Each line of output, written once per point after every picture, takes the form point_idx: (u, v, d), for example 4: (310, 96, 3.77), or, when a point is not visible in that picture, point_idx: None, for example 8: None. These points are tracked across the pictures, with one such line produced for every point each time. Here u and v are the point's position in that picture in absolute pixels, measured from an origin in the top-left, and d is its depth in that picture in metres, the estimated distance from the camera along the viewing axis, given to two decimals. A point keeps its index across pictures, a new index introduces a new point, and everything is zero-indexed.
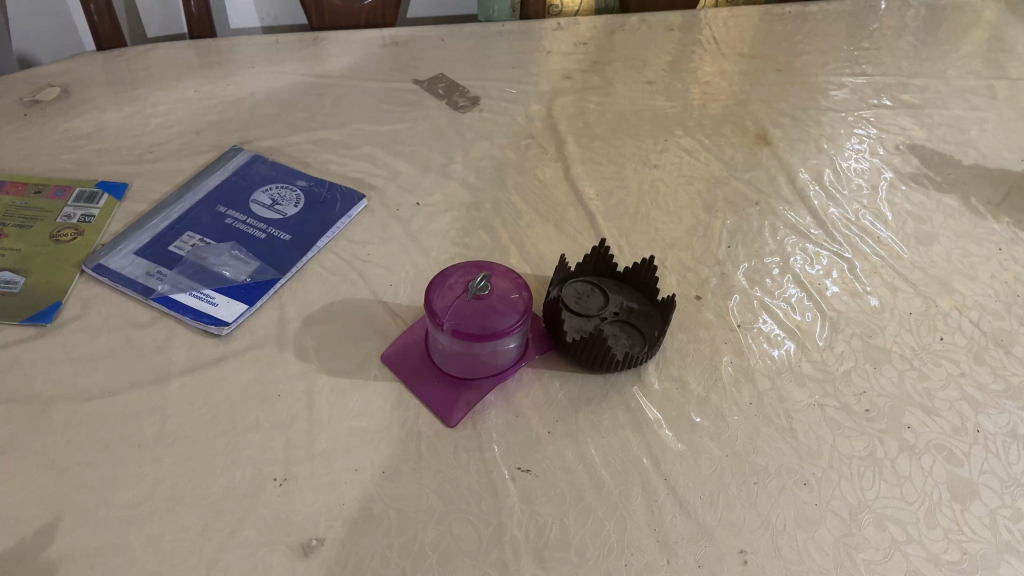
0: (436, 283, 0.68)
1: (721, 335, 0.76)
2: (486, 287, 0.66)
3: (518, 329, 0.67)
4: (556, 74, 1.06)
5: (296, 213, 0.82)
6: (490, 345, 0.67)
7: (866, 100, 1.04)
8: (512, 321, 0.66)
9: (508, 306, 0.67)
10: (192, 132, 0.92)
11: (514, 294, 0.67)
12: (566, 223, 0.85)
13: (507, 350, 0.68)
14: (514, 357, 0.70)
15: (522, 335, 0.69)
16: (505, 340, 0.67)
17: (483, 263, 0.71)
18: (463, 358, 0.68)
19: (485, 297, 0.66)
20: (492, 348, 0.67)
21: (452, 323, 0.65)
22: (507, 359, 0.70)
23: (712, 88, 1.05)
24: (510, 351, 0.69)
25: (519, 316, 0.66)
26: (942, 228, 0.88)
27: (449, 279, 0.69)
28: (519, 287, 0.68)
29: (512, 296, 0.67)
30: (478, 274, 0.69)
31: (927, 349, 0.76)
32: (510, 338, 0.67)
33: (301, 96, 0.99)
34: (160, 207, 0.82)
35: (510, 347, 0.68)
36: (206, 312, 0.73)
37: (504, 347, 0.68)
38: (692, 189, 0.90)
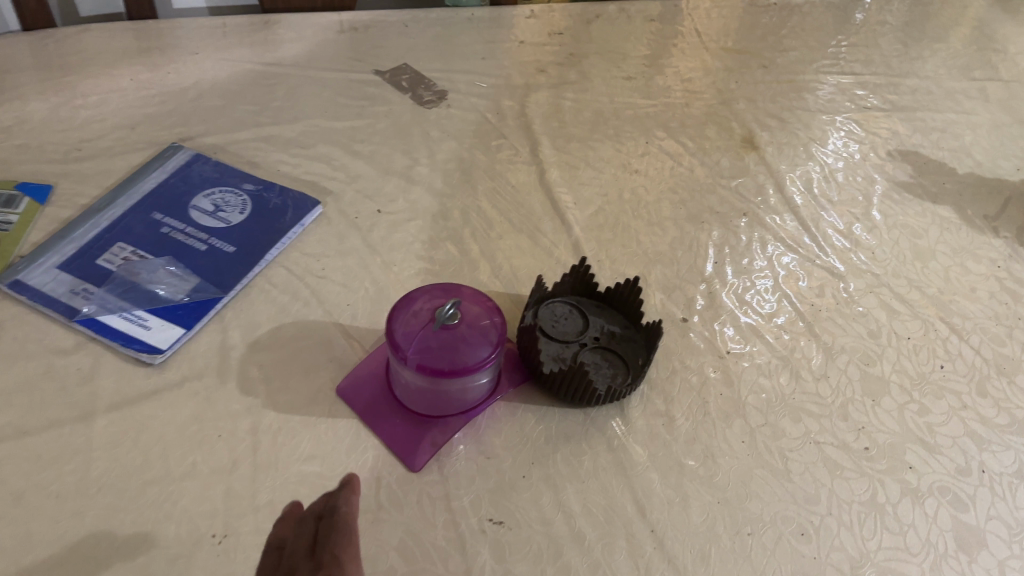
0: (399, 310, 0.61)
1: (710, 364, 0.69)
2: (455, 315, 0.59)
3: (492, 362, 0.60)
4: (529, 67, 0.98)
5: (242, 221, 0.74)
6: (460, 381, 0.60)
7: (857, 101, 0.99)
8: (484, 352, 0.59)
9: (479, 336, 0.59)
10: (127, 126, 0.83)
11: (486, 321, 0.60)
12: (541, 235, 0.78)
13: (478, 384, 0.61)
14: (486, 390, 0.63)
15: (495, 367, 0.62)
16: (478, 375, 0.60)
17: (453, 286, 0.63)
18: (430, 396, 0.61)
19: (454, 326, 0.59)
20: (461, 384, 0.60)
21: (419, 357, 0.58)
22: (478, 393, 0.63)
23: (695, 85, 0.99)
24: (481, 386, 0.62)
25: (492, 347, 0.59)
26: (939, 242, 0.83)
27: (412, 303, 0.61)
28: (491, 313, 0.61)
29: (484, 323, 0.60)
30: (445, 298, 0.61)
31: (927, 379, 0.71)
32: (483, 372, 0.60)
33: (250, 86, 0.90)
34: (89, 214, 0.73)
35: (481, 381, 0.62)
36: (138, 337, 0.65)
37: (475, 382, 0.61)
38: (675, 198, 0.84)
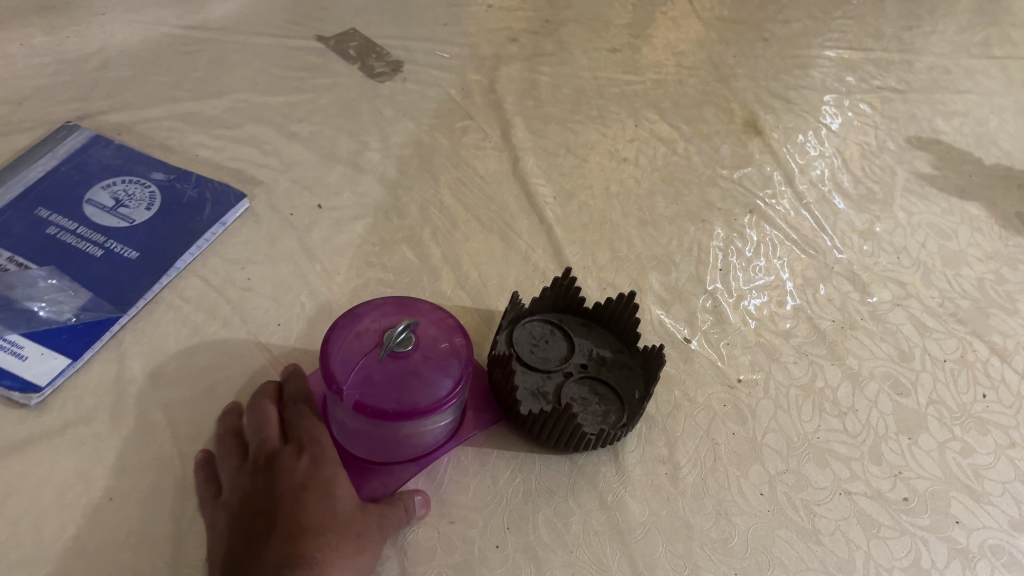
0: (336, 330, 0.47)
1: (718, 396, 0.59)
2: (409, 339, 0.45)
3: (452, 401, 0.46)
4: (498, 35, 0.85)
5: (148, 219, 0.60)
6: (411, 424, 0.46)
7: (868, 81, 0.88)
8: (443, 389, 0.45)
9: (437, 367, 0.46)
10: (12, 100, 0.68)
11: (446, 346, 0.47)
12: (515, 235, 0.66)
13: (433, 425, 0.48)
14: (442, 431, 0.50)
15: (455, 405, 0.48)
16: (433, 417, 0.46)
17: (406, 300, 0.50)
18: (373, 439, 0.47)
19: (406, 354, 0.45)
20: (413, 428, 0.46)
21: (358, 392, 0.44)
22: (433, 436, 0.49)
23: (688, 58, 0.87)
24: (438, 427, 0.49)
25: (454, 382, 0.46)
26: (970, 245, 0.72)
27: (355, 320, 0.47)
28: (451, 336, 0.48)
29: (444, 349, 0.47)
30: (397, 316, 0.48)
31: (969, 412, 0.60)
32: (439, 414, 0.46)
33: (167, 54, 0.76)
34: None
35: (437, 422, 0.48)
36: (8, 369, 0.50)
37: (430, 424, 0.47)
38: (670, 191, 0.72)
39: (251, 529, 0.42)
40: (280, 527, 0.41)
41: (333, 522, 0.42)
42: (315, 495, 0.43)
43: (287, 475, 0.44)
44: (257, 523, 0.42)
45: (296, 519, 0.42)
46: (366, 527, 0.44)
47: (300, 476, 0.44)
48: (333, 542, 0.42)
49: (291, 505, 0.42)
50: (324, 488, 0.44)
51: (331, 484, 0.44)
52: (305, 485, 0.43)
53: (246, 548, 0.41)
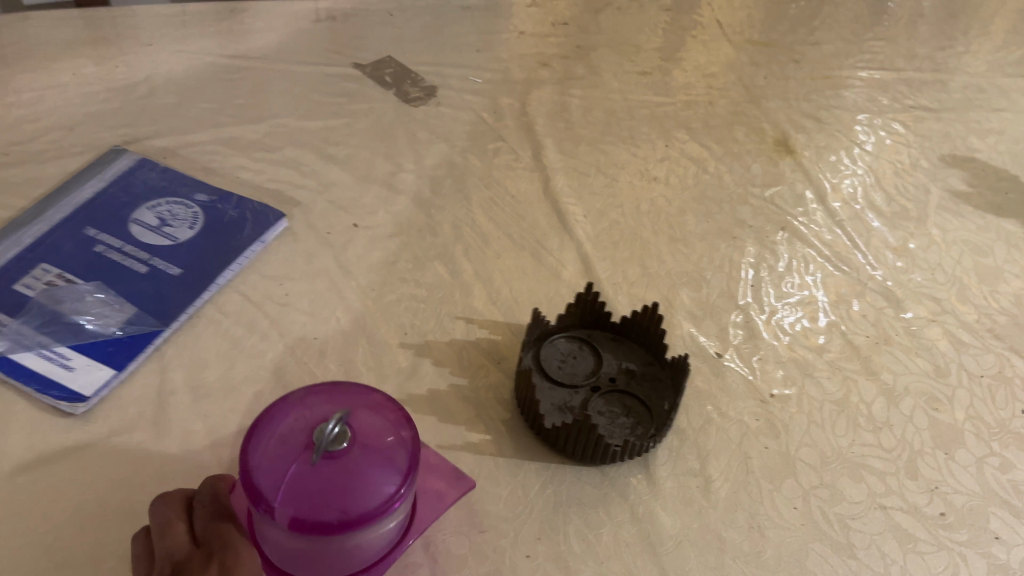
0: (255, 435, 0.39)
1: (751, 411, 0.58)
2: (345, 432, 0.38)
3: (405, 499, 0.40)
4: (529, 59, 0.87)
5: (190, 238, 0.62)
6: (356, 535, 0.39)
7: (901, 100, 0.88)
8: (392, 487, 0.39)
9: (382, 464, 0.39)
10: (64, 126, 0.71)
11: (394, 439, 0.40)
12: (547, 252, 0.67)
13: (383, 531, 0.41)
14: (399, 531, 0.44)
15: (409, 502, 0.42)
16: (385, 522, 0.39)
17: (335, 386, 0.42)
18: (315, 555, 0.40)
19: (342, 454, 0.38)
20: (359, 539, 0.40)
21: (292, 506, 0.37)
22: (390, 537, 0.43)
23: (718, 80, 0.87)
24: (388, 532, 0.42)
25: (403, 480, 0.39)
26: (1006, 261, 0.72)
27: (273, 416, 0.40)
28: (394, 425, 0.41)
29: (386, 440, 0.40)
30: (327, 407, 0.40)
31: (1008, 427, 0.59)
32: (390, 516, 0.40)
33: (211, 81, 0.79)
34: (10, 229, 0.61)
35: (387, 528, 0.41)
36: (57, 381, 0.52)
37: (379, 530, 0.41)
38: (701, 209, 0.73)
39: None
40: None
41: None
42: None
43: None
44: None
45: None
46: None
47: None
48: None
49: None
50: None
51: None
52: None
53: None
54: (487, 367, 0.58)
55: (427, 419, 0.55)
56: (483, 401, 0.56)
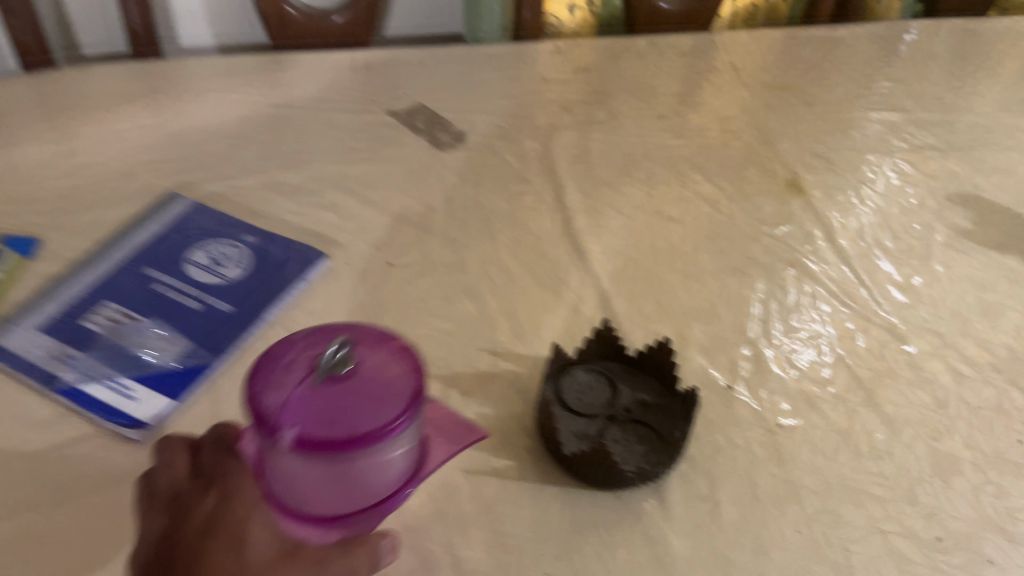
0: (266, 367, 0.47)
1: (759, 439, 0.62)
2: (344, 363, 0.46)
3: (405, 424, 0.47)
4: (552, 105, 0.92)
5: (241, 277, 0.68)
6: (362, 455, 0.46)
7: (909, 141, 0.91)
8: (391, 411, 0.46)
9: (380, 394, 0.46)
10: (124, 173, 0.78)
11: (392, 372, 0.47)
12: (567, 289, 0.72)
13: (388, 458, 0.48)
14: (401, 466, 0.50)
15: (410, 433, 0.49)
16: (386, 443, 0.46)
17: (338, 327, 0.50)
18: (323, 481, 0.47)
19: (342, 379, 0.46)
20: (365, 459, 0.47)
21: (299, 426, 0.44)
22: (391, 470, 0.50)
23: (732, 122, 0.92)
24: (392, 460, 0.49)
25: (401, 408, 0.46)
26: (1007, 297, 0.75)
27: (277, 360, 0.47)
28: (396, 357, 0.48)
29: (386, 370, 0.47)
30: (329, 343, 0.48)
31: (1004, 457, 0.63)
32: (391, 439, 0.46)
33: (256, 129, 0.85)
34: (77, 270, 0.68)
35: (391, 455, 0.48)
36: (122, 410, 0.58)
37: (383, 455, 0.48)
38: (713, 247, 0.77)
39: None
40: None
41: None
42: (220, 543, 0.44)
43: (189, 521, 0.45)
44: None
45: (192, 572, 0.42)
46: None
47: (204, 521, 0.45)
48: None
49: (194, 554, 0.43)
50: (232, 537, 0.44)
51: (239, 533, 0.44)
52: (206, 534, 0.44)
53: None
54: (511, 397, 0.63)
55: None
56: (507, 429, 0.61)
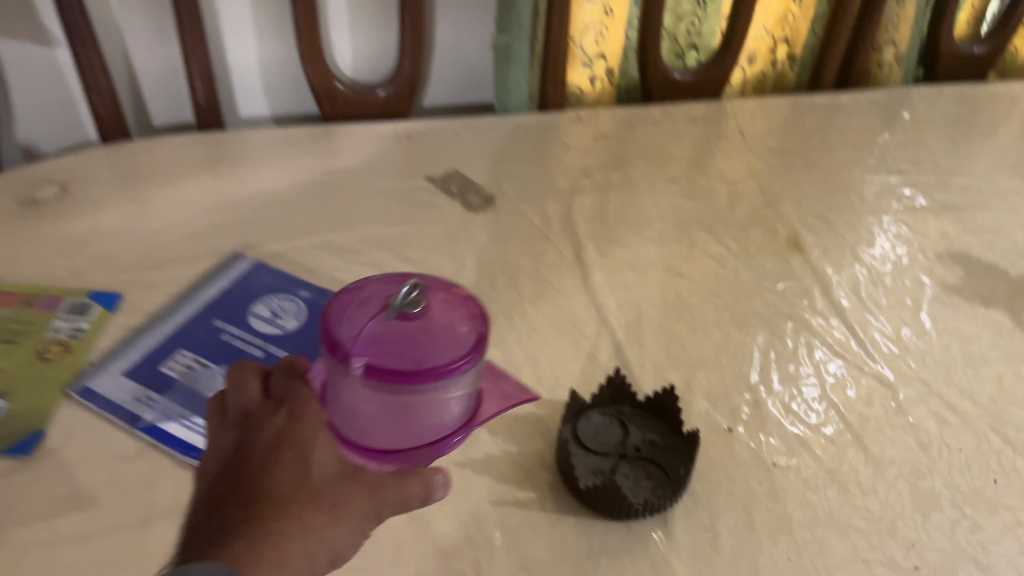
0: (347, 309, 0.57)
1: (756, 476, 0.69)
2: (415, 306, 0.56)
3: (465, 370, 0.56)
4: (574, 170, 1.01)
5: (297, 327, 0.77)
6: (427, 390, 0.55)
7: (904, 202, 0.99)
8: (454, 353, 0.55)
9: (445, 338, 0.56)
10: (194, 235, 0.88)
11: (456, 322, 0.58)
12: (585, 339, 0.80)
13: (447, 397, 0.57)
14: (454, 413, 0.59)
15: (466, 383, 0.58)
16: (445, 385, 0.55)
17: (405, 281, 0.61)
18: (385, 414, 0.56)
19: (414, 321, 0.56)
20: (430, 394, 0.55)
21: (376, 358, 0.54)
22: (447, 411, 0.58)
23: (740, 185, 1.00)
24: (451, 400, 0.57)
25: (462, 350, 0.56)
26: (991, 347, 0.81)
27: (361, 300, 0.58)
28: (458, 308, 0.59)
29: (450, 319, 0.58)
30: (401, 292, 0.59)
31: (980, 495, 0.69)
32: (450, 382, 0.55)
33: (309, 194, 0.95)
34: (155, 321, 0.78)
35: (449, 395, 0.57)
36: (195, 445, 0.67)
37: (444, 393, 0.56)
38: (719, 301, 0.85)
39: (227, 484, 0.48)
40: (255, 481, 0.47)
41: (304, 487, 0.48)
42: (291, 454, 0.49)
43: (262, 434, 0.50)
44: (232, 480, 0.48)
45: (265, 476, 0.47)
46: (341, 496, 0.49)
47: (276, 433, 0.50)
48: (303, 507, 0.47)
49: (268, 459, 0.48)
50: (301, 449, 0.50)
51: (308, 446, 0.50)
52: (279, 444, 0.49)
53: (224, 499, 0.47)
54: (533, 437, 0.71)
55: (484, 478, 0.68)
56: (530, 466, 0.69)
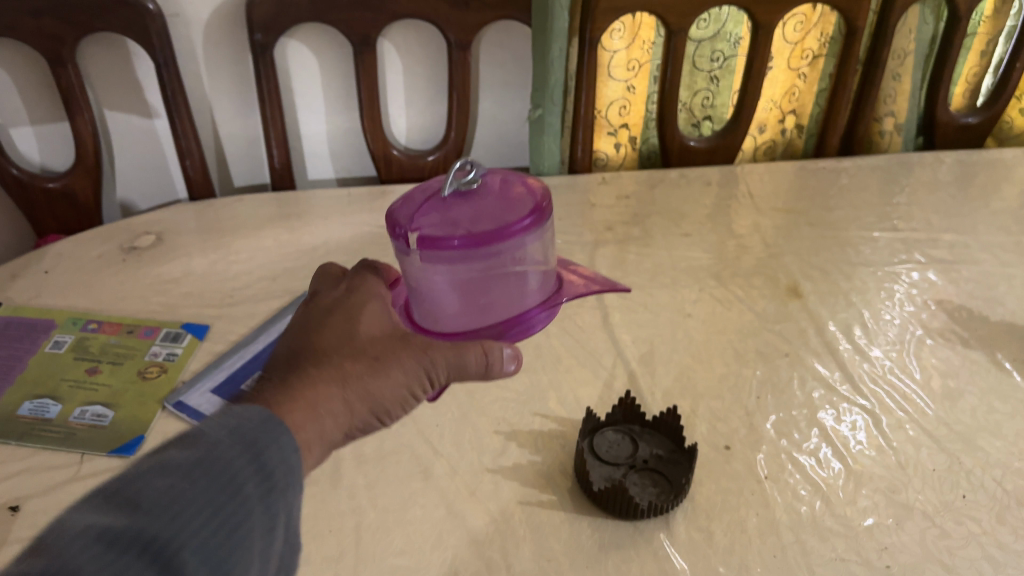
0: (417, 195, 0.67)
1: (750, 487, 0.79)
2: (471, 184, 0.64)
3: (532, 227, 0.64)
4: (599, 225, 1.15)
5: None
6: (481, 251, 0.62)
7: (898, 256, 1.10)
8: (513, 214, 0.63)
9: (497, 207, 0.63)
10: (270, 277, 1.03)
11: (510, 195, 0.65)
12: (602, 367, 0.92)
13: (505, 264, 0.65)
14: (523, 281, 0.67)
15: (537, 245, 0.66)
16: (517, 244, 0.63)
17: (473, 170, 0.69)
18: (470, 287, 0.66)
19: (469, 196, 0.64)
20: (486, 257, 0.63)
21: (429, 228, 0.62)
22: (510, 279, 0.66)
23: (747, 241, 1.13)
24: (511, 265, 0.65)
25: (512, 216, 0.62)
26: (968, 384, 0.91)
27: (424, 191, 0.67)
28: (516, 186, 0.66)
29: (506, 193, 0.65)
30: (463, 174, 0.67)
31: (950, 508, 0.77)
32: (522, 241, 0.64)
33: (367, 243, 1.09)
34: (236, 348, 0.91)
35: (507, 260, 0.64)
36: None
37: (501, 256, 0.64)
38: (723, 338, 0.97)
39: (292, 341, 0.63)
40: (311, 339, 0.62)
41: (350, 345, 0.61)
42: (342, 321, 0.63)
43: (321, 309, 0.65)
44: (297, 338, 0.63)
45: (317, 337, 0.62)
46: (384, 355, 0.62)
47: (333, 306, 0.65)
48: (345, 359, 0.60)
49: (324, 325, 0.63)
50: (351, 319, 0.64)
51: (357, 315, 0.64)
52: (334, 313, 0.64)
53: (286, 352, 0.62)
54: (556, 450, 0.82)
55: (512, 483, 0.79)
56: (553, 473, 0.80)
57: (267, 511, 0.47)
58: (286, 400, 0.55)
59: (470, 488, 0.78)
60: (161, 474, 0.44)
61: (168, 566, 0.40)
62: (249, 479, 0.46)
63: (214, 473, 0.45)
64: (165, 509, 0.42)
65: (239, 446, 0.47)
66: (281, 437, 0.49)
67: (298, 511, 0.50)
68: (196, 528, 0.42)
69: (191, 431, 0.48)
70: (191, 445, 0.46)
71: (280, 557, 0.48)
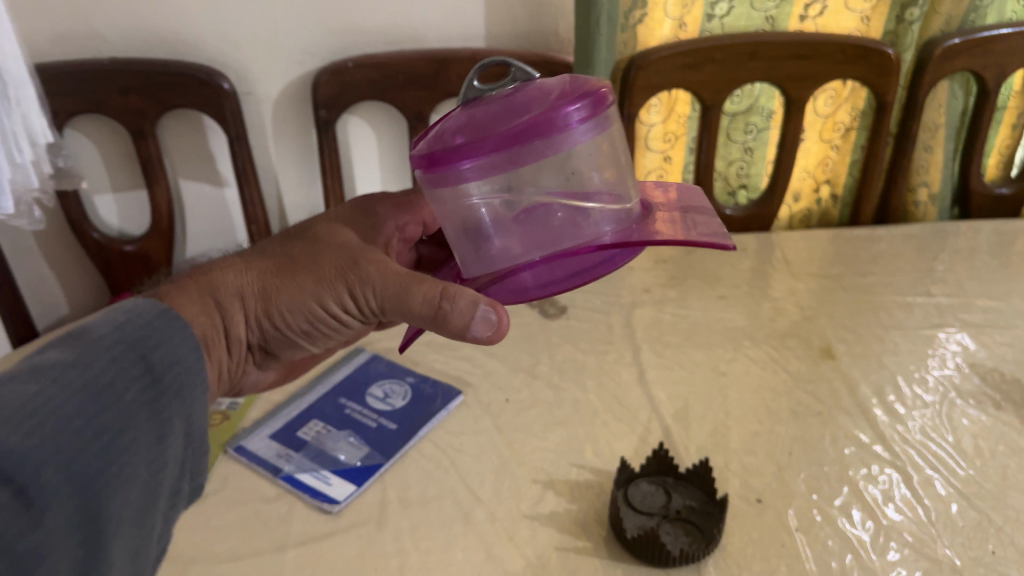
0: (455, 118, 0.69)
1: (781, 538, 0.81)
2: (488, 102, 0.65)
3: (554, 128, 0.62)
4: (637, 288, 1.21)
5: (403, 406, 0.99)
6: (471, 164, 0.62)
7: (931, 320, 1.12)
8: (509, 123, 0.62)
9: (502, 117, 0.63)
10: None
11: (522, 103, 0.64)
12: (637, 422, 0.96)
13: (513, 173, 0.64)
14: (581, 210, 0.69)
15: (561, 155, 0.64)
16: (521, 153, 0.62)
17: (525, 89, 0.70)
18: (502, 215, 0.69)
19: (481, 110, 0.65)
20: (485, 168, 0.63)
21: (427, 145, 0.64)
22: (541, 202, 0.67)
23: (782, 304, 1.17)
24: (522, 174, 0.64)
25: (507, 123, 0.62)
26: (1001, 444, 0.92)
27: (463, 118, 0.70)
28: (540, 94, 0.64)
29: (520, 102, 0.64)
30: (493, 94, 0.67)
31: (978, 562, 0.78)
32: (559, 136, 0.62)
33: None
34: (294, 400, 0.99)
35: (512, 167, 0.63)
36: (322, 491, 0.86)
37: (504, 164, 0.63)
38: (756, 395, 1.00)
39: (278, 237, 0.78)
40: (277, 240, 0.76)
41: (286, 251, 0.73)
42: (305, 232, 0.76)
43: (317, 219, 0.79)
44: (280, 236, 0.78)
45: (276, 240, 0.76)
46: (304, 265, 0.71)
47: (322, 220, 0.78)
48: (268, 262, 0.72)
49: (297, 231, 0.76)
50: (312, 233, 0.75)
51: (319, 232, 0.75)
52: (311, 226, 0.77)
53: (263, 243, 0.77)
54: (592, 500, 0.86)
55: (549, 529, 0.82)
56: (588, 521, 0.83)
57: (151, 409, 0.54)
58: (186, 284, 0.70)
59: (508, 533, 0.82)
60: (39, 376, 0.50)
61: (43, 457, 0.45)
62: (132, 383, 0.54)
63: (90, 373, 0.52)
64: (43, 405, 0.48)
65: (120, 347, 0.55)
66: (163, 339, 0.57)
67: (188, 412, 0.58)
68: (69, 422, 0.48)
69: (77, 339, 0.54)
70: (69, 351, 0.53)
71: (172, 453, 0.55)
